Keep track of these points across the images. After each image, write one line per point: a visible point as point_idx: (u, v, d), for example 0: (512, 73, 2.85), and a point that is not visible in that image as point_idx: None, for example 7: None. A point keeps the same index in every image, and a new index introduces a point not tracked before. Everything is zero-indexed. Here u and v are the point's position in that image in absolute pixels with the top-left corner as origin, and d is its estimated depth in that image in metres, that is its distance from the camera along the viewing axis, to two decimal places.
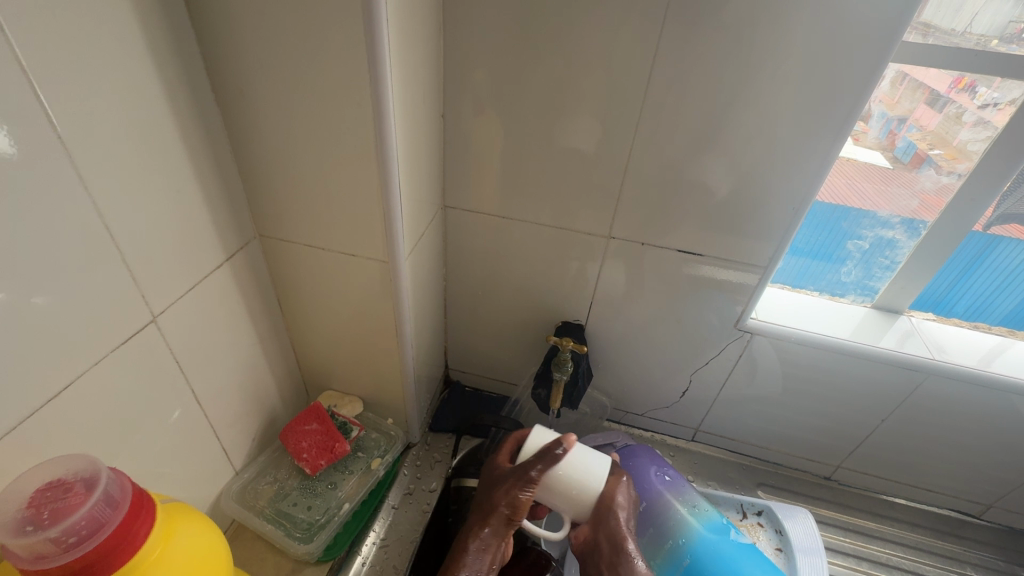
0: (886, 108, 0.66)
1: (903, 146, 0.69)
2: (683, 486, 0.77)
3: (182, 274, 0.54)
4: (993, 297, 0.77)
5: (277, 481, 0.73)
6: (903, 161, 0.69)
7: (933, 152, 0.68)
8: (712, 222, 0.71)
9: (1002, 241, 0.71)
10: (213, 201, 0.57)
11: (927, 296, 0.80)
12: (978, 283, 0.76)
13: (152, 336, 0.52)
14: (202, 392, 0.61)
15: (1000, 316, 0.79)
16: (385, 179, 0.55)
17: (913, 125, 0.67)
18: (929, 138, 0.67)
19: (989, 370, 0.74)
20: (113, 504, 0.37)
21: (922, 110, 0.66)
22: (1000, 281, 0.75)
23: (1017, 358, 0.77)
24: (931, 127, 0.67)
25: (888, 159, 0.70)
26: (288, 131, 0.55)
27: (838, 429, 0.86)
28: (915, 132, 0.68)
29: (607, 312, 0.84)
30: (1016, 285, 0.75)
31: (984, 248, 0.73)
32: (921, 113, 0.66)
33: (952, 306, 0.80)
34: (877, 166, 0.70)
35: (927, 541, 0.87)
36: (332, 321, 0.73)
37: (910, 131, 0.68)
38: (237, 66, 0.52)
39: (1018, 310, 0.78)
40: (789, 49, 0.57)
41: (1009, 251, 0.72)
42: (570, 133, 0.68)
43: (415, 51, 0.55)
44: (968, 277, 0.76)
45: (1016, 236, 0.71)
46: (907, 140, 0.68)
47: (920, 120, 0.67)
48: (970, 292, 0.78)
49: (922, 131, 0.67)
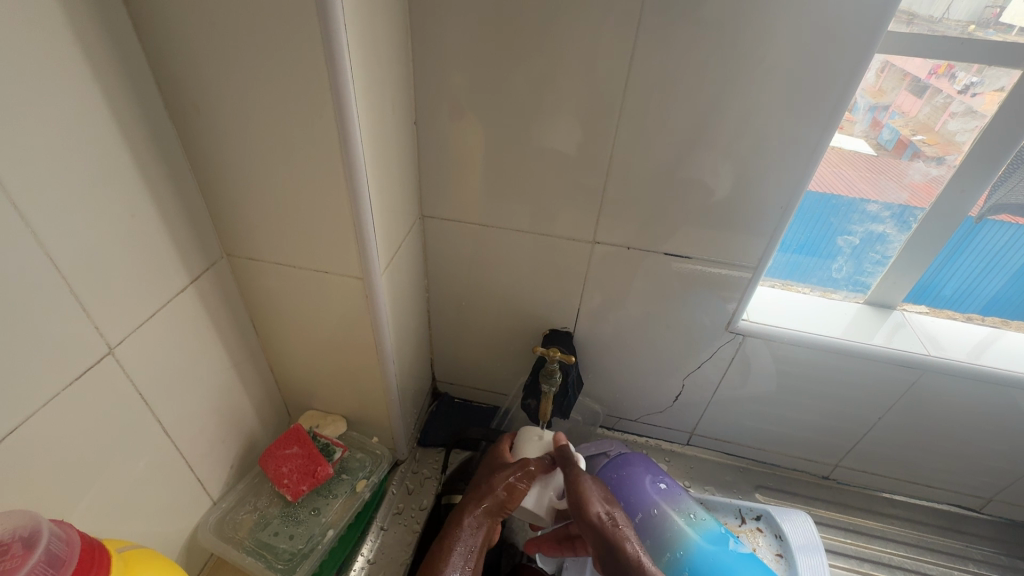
0: (869, 95, 0.64)
1: (886, 133, 0.67)
2: (681, 495, 0.75)
3: (141, 303, 0.51)
4: (982, 281, 0.75)
5: (257, 509, 0.70)
6: (887, 148, 0.67)
7: (915, 139, 0.66)
8: (698, 224, 0.69)
9: (987, 226, 0.70)
10: (172, 223, 0.54)
11: (919, 286, 0.78)
12: (965, 266, 0.74)
13: (110, 369, 0.49)
14: (171, 423, 0.58)
15: (985, 300, 0.77)
16: (353, 192, 0.53)
17: (895, 112, 0.65)
18: (912, 125, 0.66)
19: (984, 364, 0.72)
20: (56, 564, 0.35)
21: (905, 97, 0.64)
22: (985, 262, 0.73)
23: (1010, 349, 0.75)
24: (914, 113, 0.65)
25: (874, 147, 0.67)
26: (249, 146, 0.52)
27: (834, 428, 0.85)
28: (898, 119, 0.66)
29: (595, 318, 0.82)
30: (1004, 271, 0.73)
31: (968, 234, 0.71)
32: (902, 100, 0.64)
33: (940, 291, 0.78)
34: (863, 154, 0.68)
35: (928, 538, 0.85)
36: (309, 340, 0.70)
37: (892, 118, 0.65)
38: (188, 78, 0.48)
39: (1005, 292, 0.76)
40: (771, 45, 0.55)
41: (997, 233, 0.70)
42: (548, 136, 0.65)
43: (381, 59, 0.53)
44: (954, 260, 0.74)
45: (1005, 222, 0.69)
46: (890, 127, 0.66)
47: (903, 107, 0.65)
48: (958, 278, 0.76)
49: (903, 118, 0.65)
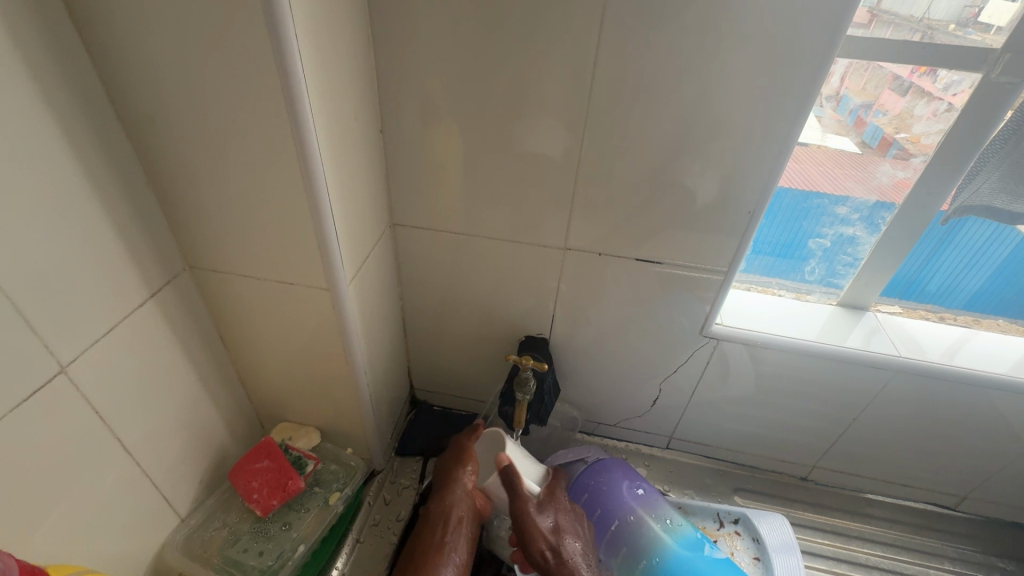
0: (853, 94, 0.64)
1: (870, 132, 0.66)
2: (657, 501, 0.75)
3: (96, 318, 0.50)
4: (964, 276, 0.76)
5: (226, 525, 0.68)
6: (871, 146, 0.67)
7: (899, 137, 0.65)
8: (670, 228, 0.69)
9: (969, 220, 0.70)
10: (130, 235, 0.52)
11: (899, 281, 0.78)
12: (949, 262, 0.75)
13: (64, 388, 0.48)
14: (133, 441, 0.57)
15: (967, 297, 0.78)
16: (314, 202, 0.52)
17: (879, 110, 0.64)
18: (895, 123, 0.65)
19: (957, 364, 0.73)
20: None
21: (888, 95, 0.63)
22: (968, 258, 0.74)
23: (981, 352, 0.76)
24: (897, 111, 0.64)
25: (857, 145, 0.67)
26: (205, 157, 0.51)
27: (810, 428, 0.85)
28: (882, 117, 0.65)
29: (570, 324, 0.82)
30: (984, 266, 0.74)
31: (951, 227, 0.71)
32: (885, 98, 0.63)
33: (925, 288, 0.78)
34: (847, 152, 0.67)
35: (904, 537, 0.86)
36: (279, 351, 0.69)
37: (876, 116, 0.65)
38: (140, 89, 0.47)
39: (986, 288, 0.77)
40: (734, 50, 0.55)
41: (978, 227, 0.71)
42: (516, 142, 0.65)
43: (340, 66, 0.52)
44: (940, 254, 0.74)
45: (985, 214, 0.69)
46: (873, 126, 0.66)
47: (886, 105, 0.64)
48: (943, 275, 0.76)
49: (887, 116, 0.65)
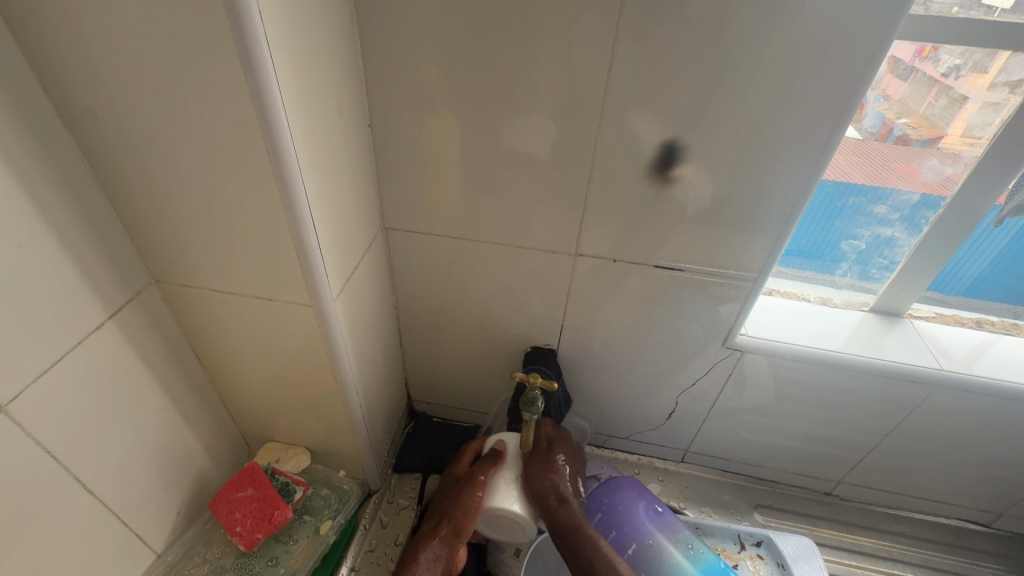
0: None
1: (871, 119, 0.59)
2: (676, 525, 0.70)
3: (44, 347, 0.44)
4: (966, 262, 0.68)
5: (207, 561, 0.63)
6: (872, 133, 0.60)
7: (900, 122, 0.59)
8: (692, 232, 0.62)
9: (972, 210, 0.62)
10: (81, 251, 0.46)
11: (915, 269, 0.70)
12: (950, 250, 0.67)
13: (6, 429, 0.42)
14: (95, 479, 0.51)
15: (970, 281, 0.70)
16: (291, 211, 0.45)
17: (880, 95, 0.58)
18: (896, 108, 0.59)
19: (980, 374, 0.67)
20: None
21: (888, 79, 0.56)
22: (968, 244, 0.66)
23: (1004, 354, 0.70)
24: (897, 96, 0.58)
25: (858, 131, 0.60)
26: (165, 160, 0.44)
27: (837, 443, 0.79)
28: (882, 103, 0.58)
29: (579, 333, 0.76)
30: (986, 253, 0.67)
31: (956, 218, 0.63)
32: (887, 83, 0.57)
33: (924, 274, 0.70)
34: (848, 139, 0.60)
35: (935, 557, 0.81)
36: (261, 370, 0.63)
37: (877, 102, 0.58)
38: (82, 82, 0.40)
39: (988, 274, 0.69)
40: (773, 33, 0.48)
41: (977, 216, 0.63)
42: (520, 139, 0.58)
43: (317, 53, 0.45)
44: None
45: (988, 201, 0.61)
46: (874, 112, 0.59)
47: (887, 90, 0.57)
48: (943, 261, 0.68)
49: (888, 102, 0.58)
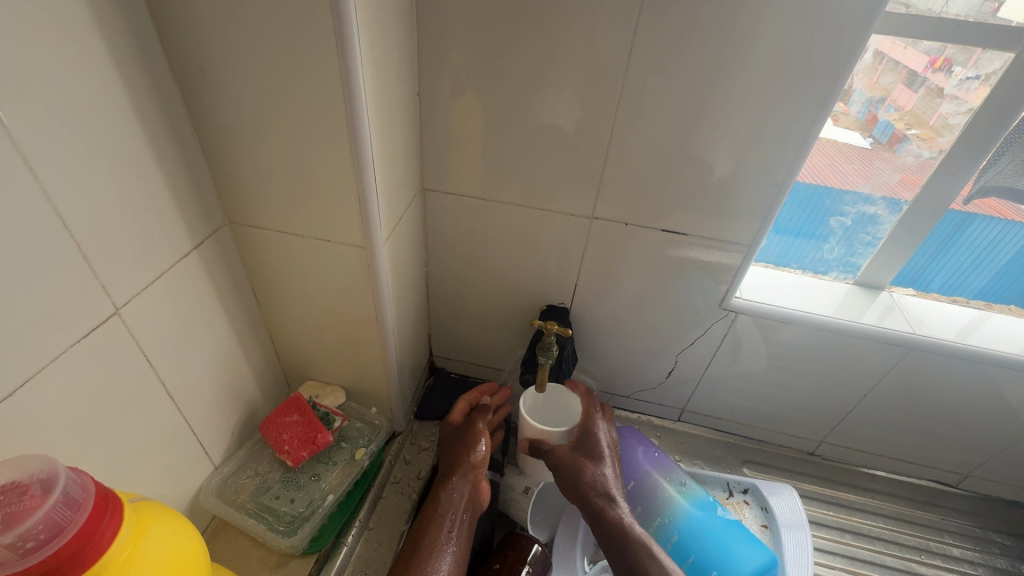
0: (865, 87, 0.65)
1: (881, 127, 0.68)
2: (671, 465, 0.77)
3: (146, 263, 0.52)
4: (970, 273, 0.78)
5: (258, 474, 0.71)
6: (882, 141, 0.69)
7: (910, 133, 0.67)
8: (696, 201, 0.70)
9: (978, 218, 0.72)
10: (175, 186, 0.54)
11: (908, 275, 0.80)
12: (954, 260, 0.77)
13: (117, 328, 0.50)
14: (174, 387, 0.59)
15: (975, 292, 0.80)
16: (357, 157, 0.53)
17: (891, 105, 0.67)
18: (906, 119, 0.67)
19: (954, 340, 0.75)
20: (74, 505, 0.34)
21: (900, 90, 0.65)
22: (976, 256, 0.76)
23: (993, 331, 0.77)
24: (908, 107, 0.66)
25: (867, 139, 0.69)
26: (252, 111, 0.52)
27: (821, 405, 0.87)
28: (893, 113, 0.67)
29: (591, 295, 0.83)
30: (989, 267, 0.77)
31: (959, 225, 0.73)
32: (898, 93, 0.66)
33: (930, 283, 0.80)
34: (856, 146, 0.69)
35: (906, 511, 0.88)
36: (310, 310, 0.71)
37: (888, 111, 0.67)
38: (193, 39, 0.48)
39: (992, 286, 0.79)
40: (775, 21, 0.55)
41: (985, 228, 0.72)
42: (548, 110, 0.66)
43: (386, 24, 0.53)
44: (944, 253, 0.77)
45: (988, 212, 0.71)
46: (884, 122, 0.68)
47: (898, 101, 0.66)
48: (947, 272, 0.79)
49: (899, 112, 0.67)
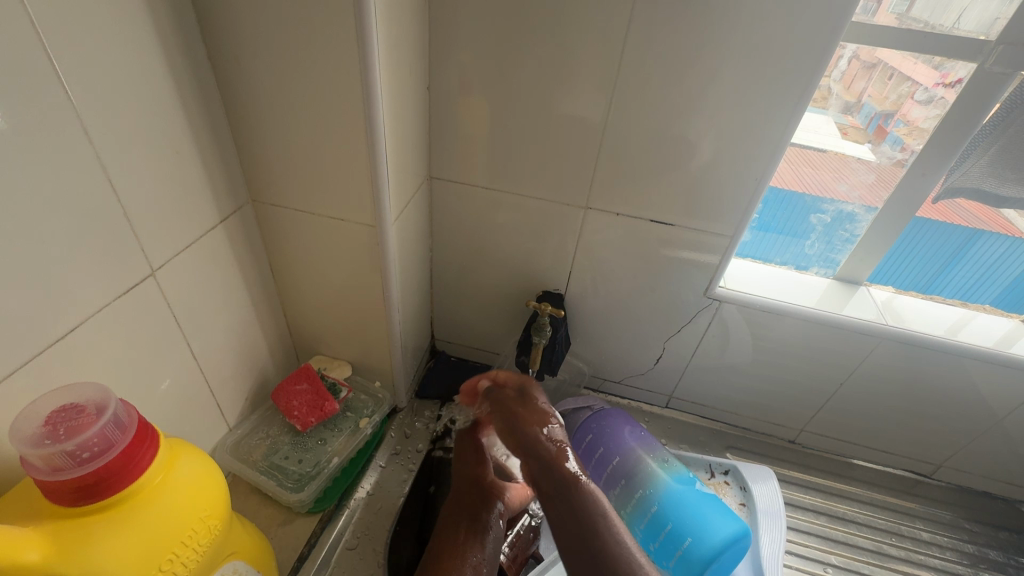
0: (874, 102, 0.71)
1: (891, 140, 0.72)
2: (655, 444, 0.82)
3: (178, 231, 0.57)
4: (977, 287, 0.83)
5: (269, 437, 0.76)
6: (891, 155, 0.73)
7: (917, 148, 0.71)
8: (683, 193, 0.74)
9: (986, 235, 0.77)
10: (206, 163, 0.59)
11: (918, 284, 0.85)
12: (962, 275, 0.83)
13: (151, 288, 0.56)
14: (198, 348, 0.64)
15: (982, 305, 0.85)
16: (371, 141, 0.58)
17: (900, 120, 0.71)
18: (915, 134, 0.70)
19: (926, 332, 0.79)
20: (122, 428, 0.40)
21: (910, 105, 0.70)
22: (982, 271, 0.81)
23: (968, 329, 0.81)
24: (918, 122, 0.70)
25: (875, 152, 0.74)
26: (277, 97, 0.58)
27: (801, 394, 0.92)
28: (902, 128, 0.71)
29: (585, 282, 0.88)
30: (994, 283, 0.82)
31: (968, 241, 0.78)
32: (908, 109, 0.70)
33: (940, 293, 0.85)
34: (863, 158, 0.75)
35: (881, 497, 0.92)
36: (321, 286, 0.76)
37: (897, 126, 0.71)
38: (229, 30, 0.54)
39: (997, 302, 0.84)
40: (755, 27, 0.60)
41: (993, 244, 0.78)
42: (548, 105, 0.71)
43: (401, 19, 0.58)
44: (952, 268, 0.82)
45: (968, 209, 0.75)
46: (894, 136, 0.72)
47: (908, 116, 0.70)
48: (955, 285, 0.84)
49: (908, 126, 0.71)
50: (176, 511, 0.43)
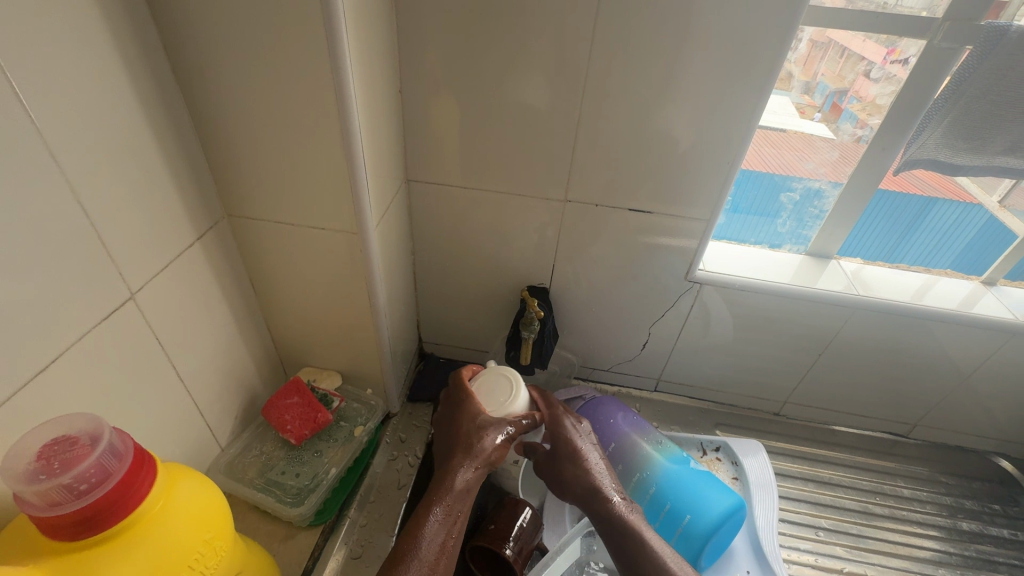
0: (829, 80, 0.74)
1: (845, 117, 0.76)
2: (647, 427, 0.84)
3: (155, 252, 0.56)
4: (935, 253, 0.88)
5: (263, 453, 0.75)
6: (845, 131, 0.76)
7: (871, 123, 0.74)
8: (659, 181, 0.76)
9: (940, 201, 0.82)
10: (179, 180, 0.58)
11: (881, 254, 0.89)
12: (921, 241, 0.87)
13: (132, 312, 0.54)
14: (183, 370, 0.63)
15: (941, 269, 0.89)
16: (348, 147, 0.58)
17: (853, 97, 0.74)
18: (867, 109, 0.74)
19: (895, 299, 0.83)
20: (118, 455, 0.39)
21: (861, 82, 0.73)
22: (939, 236, 0.86)
23: (935, 295, 0.85)
24: (870, 98, 0.73)
25: (832, 129, 0.77)
26: (248, 109, 0.57)
27: (783, 367, 0.95)
28: (855, 104, 0.74)
29: (568, 275, 0.89)
30: (951, 246, 0.87)
31: (924, 209, 0.83)
32: (859, 86, 0.73)
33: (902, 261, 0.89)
34: (820, 135, 0.78)
35: (864, 460, 0.96)
36: (305, 298, 0.75)
37: (851, 102, 0.75)
38: (194, 43, 0.53)
39: (953, 265, 0.89)
40: (718, 13, 0.62)
41: (946, 209, 0.82)
42: (521, 101, 0.71)
43: (369, 23, 0.58)
44: (912, 235, 0.86)
45: (923, 178, 0.80)
46: (849, 112, 0.75)
47: (861, 92, 0.73)
48: (916, 252, 0.88)
49: (861, 102, 0.74)
50: (179, 537, 0.42)
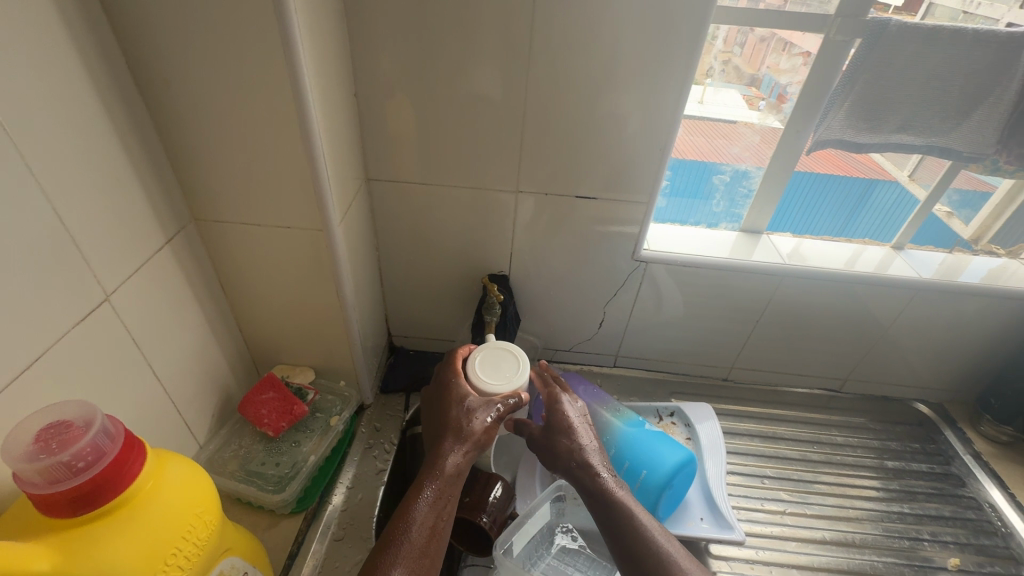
0: (774, 73, 0.81)
1: (791, 107, 0.82)
2: (606, 398, 0.90)
3: (127, 255, 0.59)
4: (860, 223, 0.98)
5: (242, 447, 0.78)
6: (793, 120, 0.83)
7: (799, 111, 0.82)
8: (602, 168, 0.83)
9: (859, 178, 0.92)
10: (146, 186, 0.61)
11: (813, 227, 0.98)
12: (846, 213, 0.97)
13: (108, 314, 0.57)
14: (160, 369, 0.65)
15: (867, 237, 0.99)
16: (309, 148, 0.62)
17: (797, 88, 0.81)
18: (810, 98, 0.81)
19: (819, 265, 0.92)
20: (111, 436, 0.43)
21: (802, 74, 0.80)
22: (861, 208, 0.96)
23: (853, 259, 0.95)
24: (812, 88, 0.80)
25: (780, 119, 0.84)
26: (211, 115, 0.60)
27: (727, 335, 1.04)
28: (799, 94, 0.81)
29: (526, 261, 0.95)
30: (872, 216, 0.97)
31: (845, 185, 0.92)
32: (802, 77, 0.80)
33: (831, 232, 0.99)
34: (767, 125, 0.85)
35: (803, 414, 1.06)
36: (274, 296, 0.78)
37: (794, 93, 0.81)
38: (155, 55, 0.56)
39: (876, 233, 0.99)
40: (642, 15, 0.69)
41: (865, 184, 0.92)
42: (471, 100, 0.77)
43: (322, 33, 0.62)
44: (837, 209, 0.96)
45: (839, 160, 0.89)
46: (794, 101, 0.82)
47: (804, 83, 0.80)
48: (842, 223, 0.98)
49: (804, 92, 0.81)
50: (170, 513, 0.45)
